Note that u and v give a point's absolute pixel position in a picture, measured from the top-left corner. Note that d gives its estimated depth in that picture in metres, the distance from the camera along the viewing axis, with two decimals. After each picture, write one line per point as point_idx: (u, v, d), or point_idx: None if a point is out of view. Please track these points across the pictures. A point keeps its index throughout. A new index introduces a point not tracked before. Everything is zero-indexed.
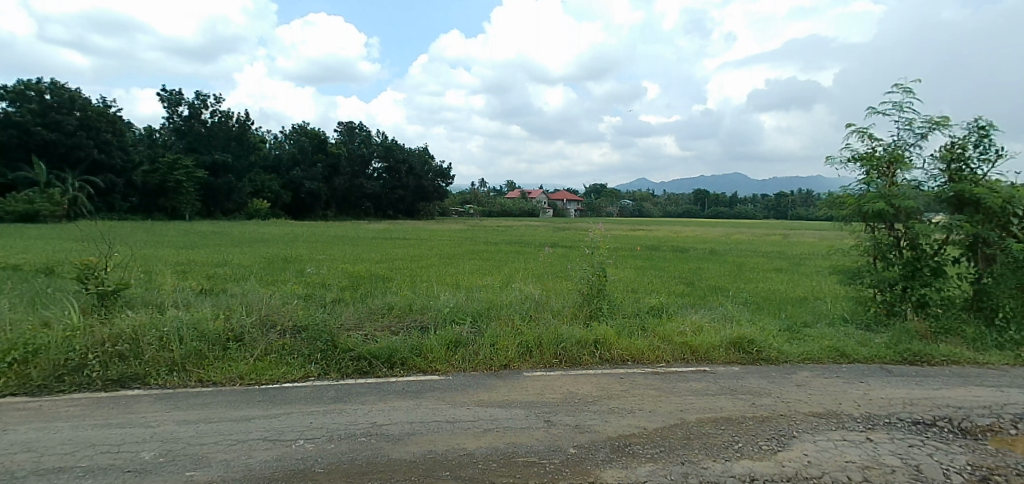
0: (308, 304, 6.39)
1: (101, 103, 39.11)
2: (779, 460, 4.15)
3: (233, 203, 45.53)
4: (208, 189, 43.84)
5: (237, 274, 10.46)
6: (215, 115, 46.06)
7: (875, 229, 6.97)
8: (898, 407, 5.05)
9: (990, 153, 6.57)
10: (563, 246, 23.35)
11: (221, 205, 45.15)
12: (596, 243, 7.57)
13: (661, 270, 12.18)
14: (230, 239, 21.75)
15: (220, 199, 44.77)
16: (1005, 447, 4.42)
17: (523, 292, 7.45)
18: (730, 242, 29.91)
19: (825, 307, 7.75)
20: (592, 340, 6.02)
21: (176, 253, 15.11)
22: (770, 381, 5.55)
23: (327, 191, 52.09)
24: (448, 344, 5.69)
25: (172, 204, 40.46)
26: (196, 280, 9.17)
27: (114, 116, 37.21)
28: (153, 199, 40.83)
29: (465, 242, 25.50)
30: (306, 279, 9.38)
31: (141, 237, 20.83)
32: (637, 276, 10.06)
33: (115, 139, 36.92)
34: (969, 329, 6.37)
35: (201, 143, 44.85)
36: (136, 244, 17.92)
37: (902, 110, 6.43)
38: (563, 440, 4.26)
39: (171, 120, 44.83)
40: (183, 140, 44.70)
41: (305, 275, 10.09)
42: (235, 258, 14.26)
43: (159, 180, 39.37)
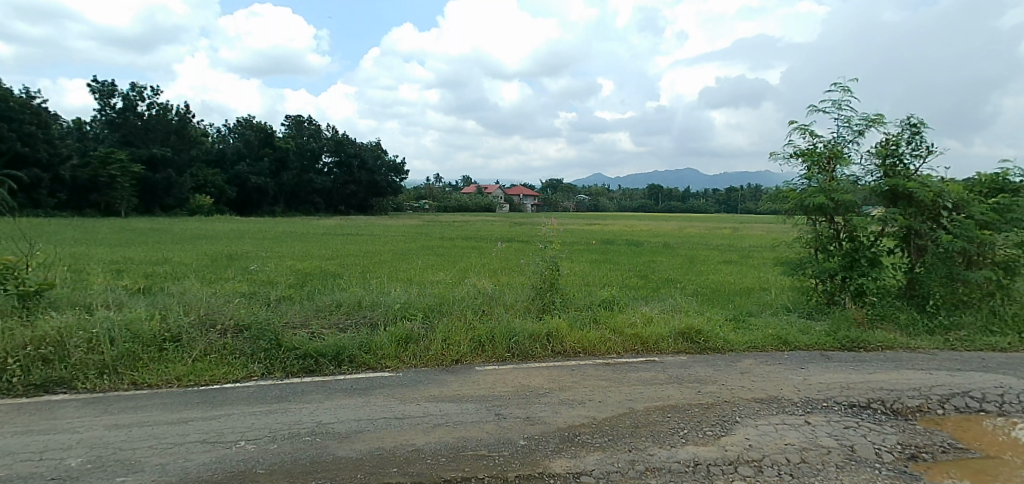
0: (251, 302, 6.20)
1: (25, 95, 36.89)
2: (722, 444, 4.30)
3: (173, 198, 43.75)
4: (145, 184, 41.84)
5: (175, 272, 10.07)
6: (153, 108, 44.24)
7: (816, 222, 7.24)
8: (836, 391, 5.30)
9: (921, 150, 6.90)
10: (517, 241, 22.75)
11: (161, 200, 43.45)
12: (549, 238, 7.63)
13: (615, 263, 12.42)
14: (172, 236, 20.87)
15: (158, 193, 42.79)
16: (932, 426, 4.72)
17: (477, 287, 7.41)
18: (696, 237, 27.83)
19: (769, 298, 8.00)
20: (545, 333, 6.06)
21: (113, 251, 14.44)
22: (715, 369, 5.73)
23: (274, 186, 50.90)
24: (399, 340, 5.64)
25: (104, 199, 38.44)
26: (130, 279, 8.81)
27: (38, 107, 35.38)
28: (84, 195, 38.59)
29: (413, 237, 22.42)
30: (250, 277, 9.08)
31: (71, 235, 19.82)
32: (590, 270, 10.15)
33: (40, 132, 34.84)
34: (902, 316, 6.71)
35: (138, 137, 43.22)
36: (64, 242, 17.05)
37: (839, 108, 6.69)
38: (513, 432, 4.31)
39: (104, 111, 42.69)
40: (117, 134, 42.69)
41: (248, 273, 9.77)
42: (175, 256, 13.73)
43: (90, 174, 37.43)
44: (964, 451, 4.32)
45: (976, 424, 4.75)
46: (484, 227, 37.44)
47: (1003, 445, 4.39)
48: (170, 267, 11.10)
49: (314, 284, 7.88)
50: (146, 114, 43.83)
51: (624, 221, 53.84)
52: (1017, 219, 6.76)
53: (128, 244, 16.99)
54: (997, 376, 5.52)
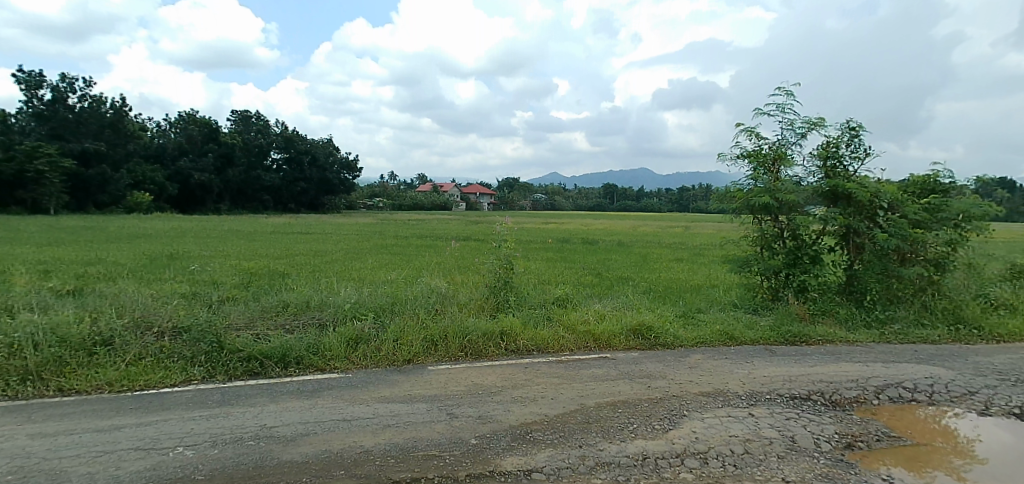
0: (190, 304, 5.99)
1: None
2: (670, 438, 4.41)
3: (109, 195, 41.72)
4: (76, 180, 39.79)
5: (110, 273, 9.61)
6: (87, 100, 42.00)
7: (762, 221, 7.48)
8: (779, 383, 5.51)
9: (859, 152, 7.22)
10: (471, 240, 22.63)
11: (93, 197, 41.34)
12: (503, 237, 7.65)
13: (569, 261, 12.56)
14: (106, 236, 19.90)
15: (91, 190, 40.96)
16: (868, 415, 4.97)
17: (429, 286, 7.34)
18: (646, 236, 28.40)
19: (717, 295, 8.23)
20: (498, 331, 6.07)
21: (41, 251, 13.66)
22: (665, 364, 5.87)
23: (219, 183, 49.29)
24: (348, 340, 5.55)
25: (32, 195, 36.27)
26: (60, 280, 8.37)
27: None
28: (9, 191, 36.32)
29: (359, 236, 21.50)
30: (190, 277, 8.75)
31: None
32: (545, 268, 10.22)
33: None
34: (841, 311, 7.02)
35: (69, 130, 40.68)
36: None
37: (783, 111, 6.93)
38: (464, 432, 4.31)
39: (31, 103, 40.20)
40: (47, 126, 40.12)
41: (189, 273, 9.41)
42: (110, 256, 13.11)
43: (15, 169, 35.10)
44: (897, 439, 4.56)
45: (908, 413, 5.01)
46: (439, 228, 35.24)
47: (931, 432, 4.66)
48: (105, 267, 10.60)
49: (259, 283, 7.66)
50: (77, 106, 41.49)
51: (582, 220, 54.23)
52: (947, 219, 7.14)
53: (57, 244, 16.11)
54: (926, 367, 5.85)
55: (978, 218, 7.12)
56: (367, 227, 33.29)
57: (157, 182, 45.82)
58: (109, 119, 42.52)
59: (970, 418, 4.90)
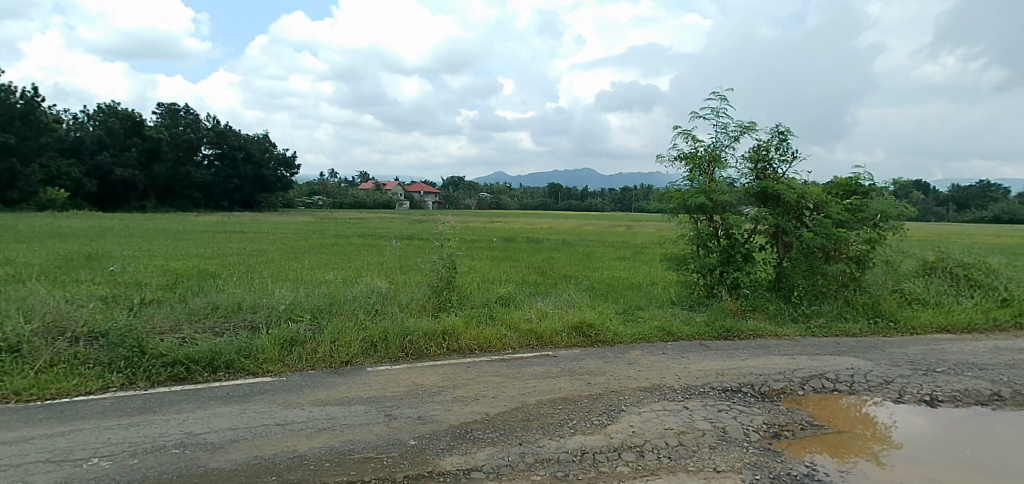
0: (109, 307, 5.67)
1: None
2: (608, 432, 4.52)
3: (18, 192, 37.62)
4: None
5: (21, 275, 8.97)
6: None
7: (698, 221, 7.77)
8: (713, 377, 5.74)
9: (787, 155, 7.59)
10: (417, 239, 22.38)
11: None
12: (445, 236, 7.61)
13: (515, 260, 12.64)
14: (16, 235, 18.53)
15: None
16: (793, 405, 5.25)
17: (370, 286, 7.22)
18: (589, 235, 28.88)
19: (656, 292, 8.49)
20: (440, 331, 6.04)
21: None
22: (605, 360, 6.01)
23: (143, 179, 46.74)
24: (283, 343, 5.40)
25: None
26: None
27: None
28: None
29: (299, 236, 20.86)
30: (111, 279, 8.27)
31: None
32: (490, 267, 10.25)
33: None
34: (770, 306, 7.38)
35: None
36: None
37: (717, 115, 7.20)
38: (403, 433, 4.27)
39: None
40: None
41: (110, 275, 8.89)
42: (20, 256, 12.23)
43: None
44: (820, 427, 4.84)
45: (831, 402, 5.33)
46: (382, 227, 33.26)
47: (853, 420, 4.98)
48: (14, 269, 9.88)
49: (188, 285, 7.32)
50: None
51: (531, 219, 54.57)
52: (866, 219, 7.59)
53: None
54: (848, 358, 6.24)
55: (893, 218, 7.61)
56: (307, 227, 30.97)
57: (74, 178, 42.86)
58: (19, 110, 38.46)
59: (888, 406, 5.26)
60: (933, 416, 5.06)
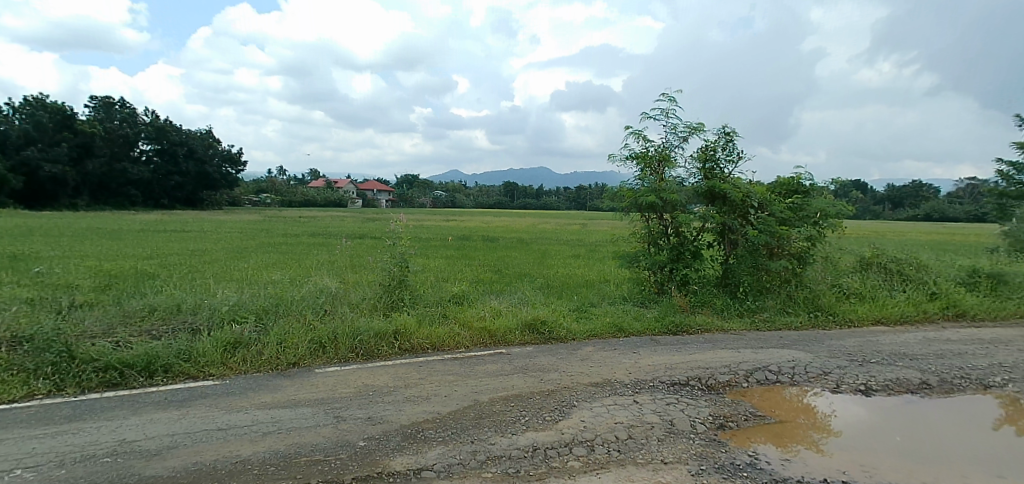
0: (34, 311, 5.37)
1: None
2: (559, 428, 4.58)
3: None
4: None
5: None
6: None
7: (649, 219, 7.96)
8: (662, 371, 5.89)
9: (733, 156, 7.84)
10: (370, 238, 22.04)
11: None
12: (397, 234, 7.53)
13: (470, 258, 12.63)
14: None
15: None
16: (738, 397, 5.44)
17: (319, 285, 7.08)
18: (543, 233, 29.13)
19: (609, 289, 8.64)
20: (391, 331, 5.98)
21: None
22: (558, 357, 6.09)
23: (75, 176, 44.10)
24: (225, 345, 5.25)
25: None
26: None
27: None
28: None
29: (245, 237, 20.19)
30: (36, 281, 7.81)
31: None
32: (444, 266, 10.20)
33: None
34: (718, 301, 7.63)
35: None
36: None
37: (666, 116, 7.37)
38: (352, 434, 4.22)
39: None
40: None
41: (37, 277, 8.39)
42: None
43: None
44: (762, 417, 5.04)
45: (774, 393, 5.55)
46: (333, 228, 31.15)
47: (795, 410, 5.20)
48: None
49: (124, 287, 7.01)
50: None
51: (488, 217, 54.57)
52: (807, 217, 7.92)
53: None
54: (789, 351, 6.52)
55: (832, 216, 7.96)
56: (251, 227, 28.72)
57: None
58: None
59: (827, 396, 5.51)
60: (869, 405, 5.34)
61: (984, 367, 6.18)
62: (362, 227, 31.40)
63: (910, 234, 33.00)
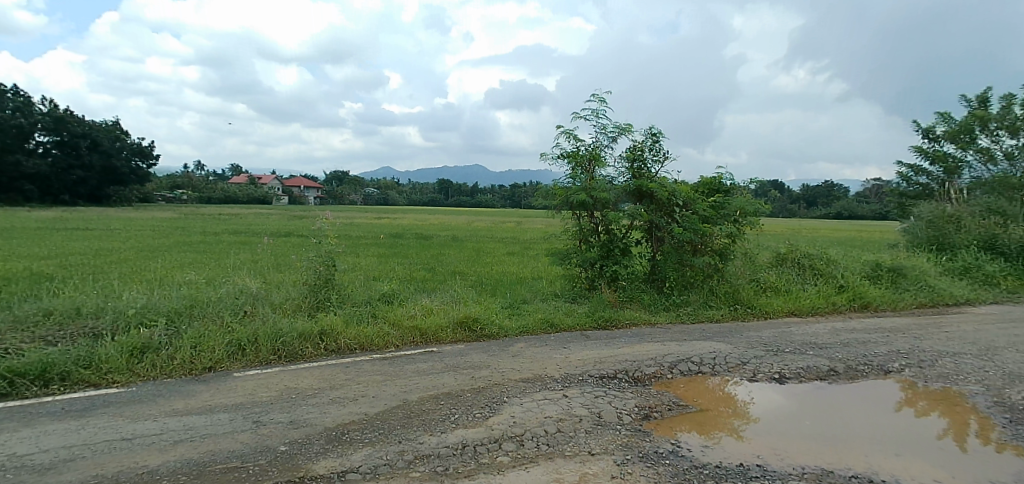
0: None
1: None
2: (488, 424, 4.61)
3: None
4: None
5: None
6: None
7: (580, 217, 8.15)
8: (591, 365, 6.05)
9: (659, 156, 8.13)
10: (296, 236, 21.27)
11: None
12: (323, 232, 7.34)
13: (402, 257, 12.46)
14: None
15: None
16: (663, 388, 5.67)
17: (238, 285, 6.79)
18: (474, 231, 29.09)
19: (541, 286, 8.76)
20: (316, 332, 5.82)
21: None
22: (489, 354, 6.12)
23: None
24: (132, 350, 4.97)
25: None
26: None
27: None
28: None
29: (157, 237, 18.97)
30: None
31: None
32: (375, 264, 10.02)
33: None
34: (645, 296, 7.92)
35: None
36: None
37: (596, 116, 7.55)
38: (272, 439, 4.08)
39: None
40: None
41: None
42: None
43: None
44: (685, 407, 5.27)
45: (696, 384, 5.81)
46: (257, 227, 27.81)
47: (716, 399, 5.46)
48: None
49: (16, 289, 6.48)
50: None
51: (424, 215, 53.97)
52: (728, 215, 8.33)
53: None
54: (711, 343, 6.85)
55: (750, 214, 8.41)
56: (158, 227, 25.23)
57: None
58: None
59: (745, 385, 5.82)
60: (784, 392, 5.67)
61: (884, 353, 6.72)
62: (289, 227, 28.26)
63: (818, 231, 35.33)
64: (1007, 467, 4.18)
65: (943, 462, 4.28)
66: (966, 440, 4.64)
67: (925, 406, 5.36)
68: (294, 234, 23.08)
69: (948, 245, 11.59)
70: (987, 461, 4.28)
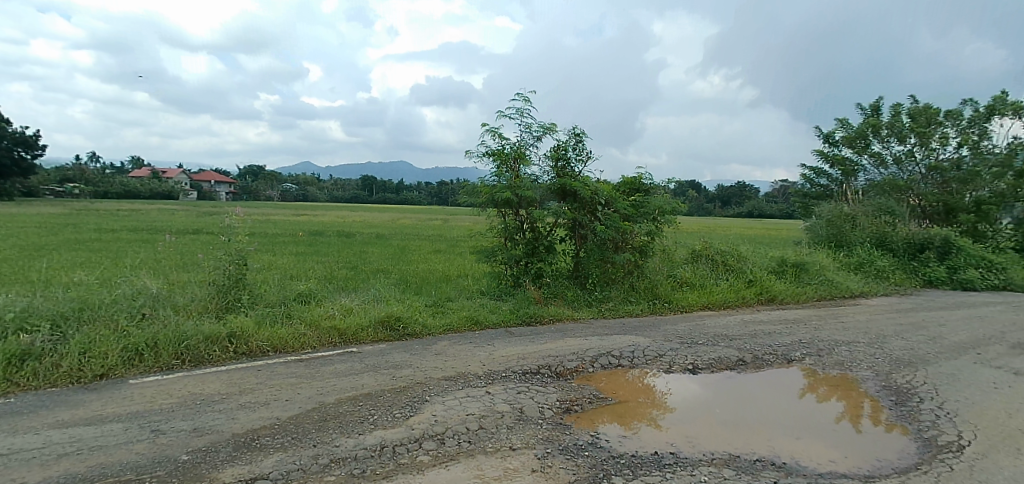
0: None
1: None
2: (409, 424, 4.56)
3: None
4: None
5: None
6: None
7: (505, 215, 8.22)
8: (515, 361, 6.12)
9: (583, 156, 8.33)
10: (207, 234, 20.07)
11: None
12: (233, 230, 6.99)
13: (323, 255, 12.05)
14: None
15: None
16: (584, 382, 5.82)
17: (137, 285, 6.36)
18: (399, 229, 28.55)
19: (467, 284, 8.76)
20: (225, 334, 5.55)
21: None
22: (412, 353, 6.06)
23: None
24: (9, 358, 4.59)
25: None
26: None
27: None
28: None
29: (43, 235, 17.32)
30: None
31: None
32: (293, 263, 9.65)
33: None
34: (569, 293, 8.11)
35: None
36: None
37: (521, 115, 7.64)
38: (173, 448, 3.85)
39: None
40: None
41: None
42: None
43: None
44: (604, 400, 5.43)
45: (616, 376, 6.01)
46: (158, 228, 23.88)
47: (636, 391, 5.67)
48: None
49: None
50: None
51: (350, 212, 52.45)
52: (647, 213, 8.65)
53: None
54: (631, 337, 7.11)
55: (668, 213, 8.77)
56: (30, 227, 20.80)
57: None
58: None
59: (662, 376, 6.09)
60: (699, 382, 5.98)
61: (787, 343, 7.23)
62: (198, 227, 24.58)
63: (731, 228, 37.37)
64: (892, 445, 4.60)
65: (838, 442, 4.67)
66: (860, 422, 5.08)
67: (825, 392, 5.82)
68: (202, 231, 21.66)
69: (845, 242, 12.63)
70: (877, 440, 4.70)
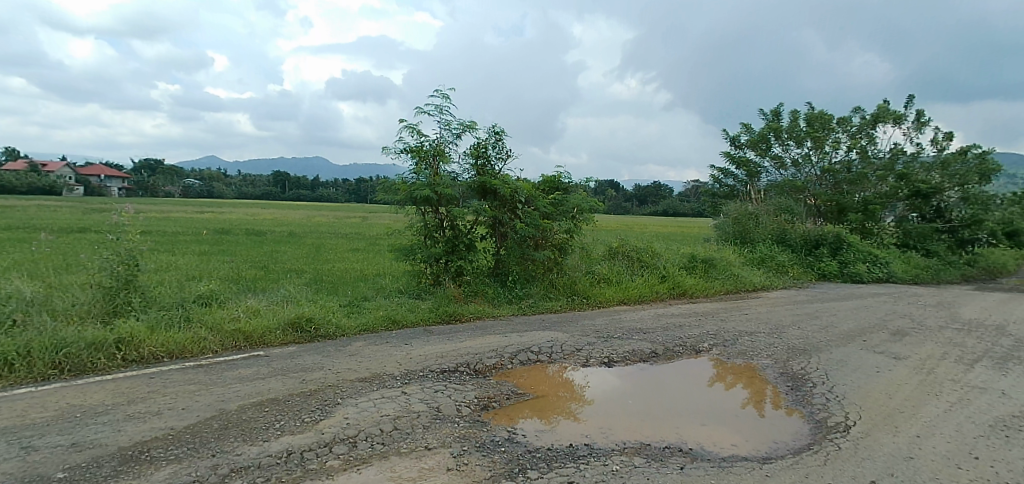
0: None
1: None
2: (318, 428, 4.43)
3: None
4: None
5: None
6: None
7: (425, 213, 8.15)
8: (433, 360, 6.08)
9: (502, 154, 8.42)
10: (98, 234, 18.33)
11: None
12: (122, 228, 6.49)
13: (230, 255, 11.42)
14: None
15: None
16: (502, 378, 5.89)
17: (6, 289, 5.77)
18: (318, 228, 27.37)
19: (384, 283, 8.60)
20: (112, 340, 5.17)
21: None
22: (324, 355, 5.88)
23: None
24: None
25: None
26: None
27: None
28: None
29: None
30: None
31: None
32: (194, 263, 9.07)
33: None
34: (489, 290, 8.18)
35: None
36: None
37: (439, 112, 7.59)
38: (47, 466, 3.54)
39: None
40: None
41: None
42: None
43: None
44: (522, 395, 5.52)
45: (534, 371, 6.13)
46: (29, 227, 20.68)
47: (555, 385, 5.79)
48: None
49: None
50: None
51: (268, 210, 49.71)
52: (567, 211, 8.85)
53: None
54: (549, 332, 7.26)
55: (586, 211, 9.01)
56: None
57: None
58: None
59: (580, 370, 6.25)
60: (615, 374, 6.20)
61: (696, 335, 7.64)
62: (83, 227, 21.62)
63: (652, 227, 38.86)
64: (788, 427, 4.99)
65: (743, 426, 5.00)
66: (763, 407, 5.47)
67: (733, 380, 6.20)
68: (90, 230, 19.67)
69: (750, 239, 13.50)
70: (777, 424, 5.07)
